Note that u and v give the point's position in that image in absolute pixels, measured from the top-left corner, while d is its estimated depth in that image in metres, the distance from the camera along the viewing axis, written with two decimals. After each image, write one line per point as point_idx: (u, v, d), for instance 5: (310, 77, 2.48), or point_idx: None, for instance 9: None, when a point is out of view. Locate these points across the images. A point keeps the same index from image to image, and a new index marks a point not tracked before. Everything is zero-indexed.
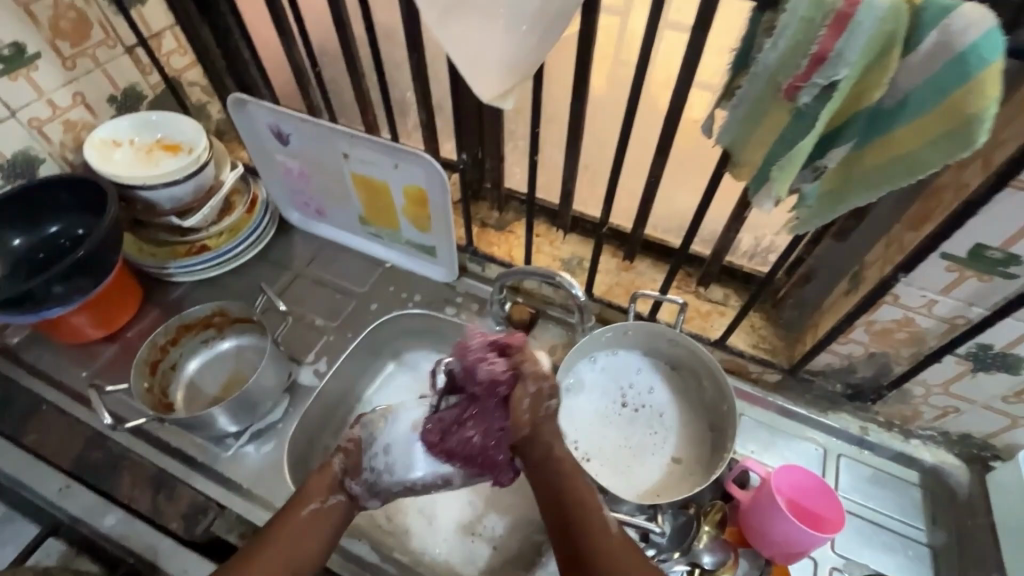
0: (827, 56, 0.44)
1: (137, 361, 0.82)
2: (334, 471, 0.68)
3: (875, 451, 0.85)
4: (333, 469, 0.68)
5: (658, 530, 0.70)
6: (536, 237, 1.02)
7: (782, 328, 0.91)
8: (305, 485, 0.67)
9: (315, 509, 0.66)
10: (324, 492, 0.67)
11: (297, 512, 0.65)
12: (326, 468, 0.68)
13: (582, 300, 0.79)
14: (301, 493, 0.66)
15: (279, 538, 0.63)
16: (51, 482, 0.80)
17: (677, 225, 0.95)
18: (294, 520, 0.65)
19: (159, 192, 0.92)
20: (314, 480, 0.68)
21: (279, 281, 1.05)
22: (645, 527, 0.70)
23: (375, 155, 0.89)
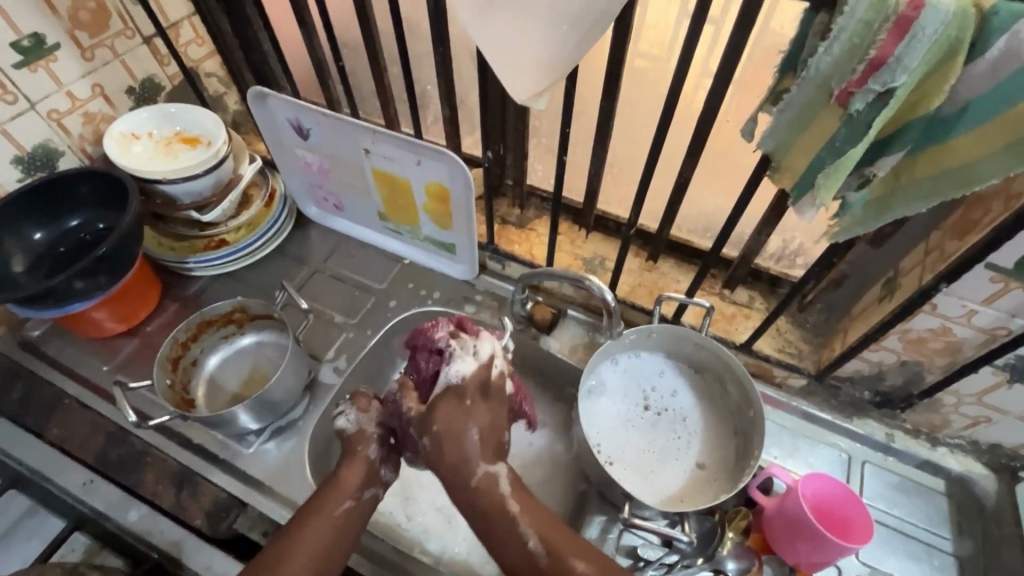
0: (885, 61, 0.42)
1: (159, 358, 0.82)
2: (368, 462, 0.70)
3: (901, 459, 0.83)
4: (367, 459, 0.70)
5: (683, 539, 0.70)
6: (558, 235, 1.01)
7: (809, 332, 0.89)
8: (338, 473, 0.70)
9: (349, 507, 0.68)
10: (355, 491, 0.69)
11: (332, 508, 0.68)
12: (359, 457, 0.70)
13: (612, 305, 0.77)
14: (334, 485, 0.69)
15: (316, 527, 0.66)
16: (76, 476, 0.80)
17: (703, 225, 0.93)
18: (328, 516, 0.67)
19: (178, 186, 0.91)
20: (344, 473, 0.69)
21: (297, 276, 1.04)
22: (668, 535, 0.69)
23: (397, 151, 0.87)
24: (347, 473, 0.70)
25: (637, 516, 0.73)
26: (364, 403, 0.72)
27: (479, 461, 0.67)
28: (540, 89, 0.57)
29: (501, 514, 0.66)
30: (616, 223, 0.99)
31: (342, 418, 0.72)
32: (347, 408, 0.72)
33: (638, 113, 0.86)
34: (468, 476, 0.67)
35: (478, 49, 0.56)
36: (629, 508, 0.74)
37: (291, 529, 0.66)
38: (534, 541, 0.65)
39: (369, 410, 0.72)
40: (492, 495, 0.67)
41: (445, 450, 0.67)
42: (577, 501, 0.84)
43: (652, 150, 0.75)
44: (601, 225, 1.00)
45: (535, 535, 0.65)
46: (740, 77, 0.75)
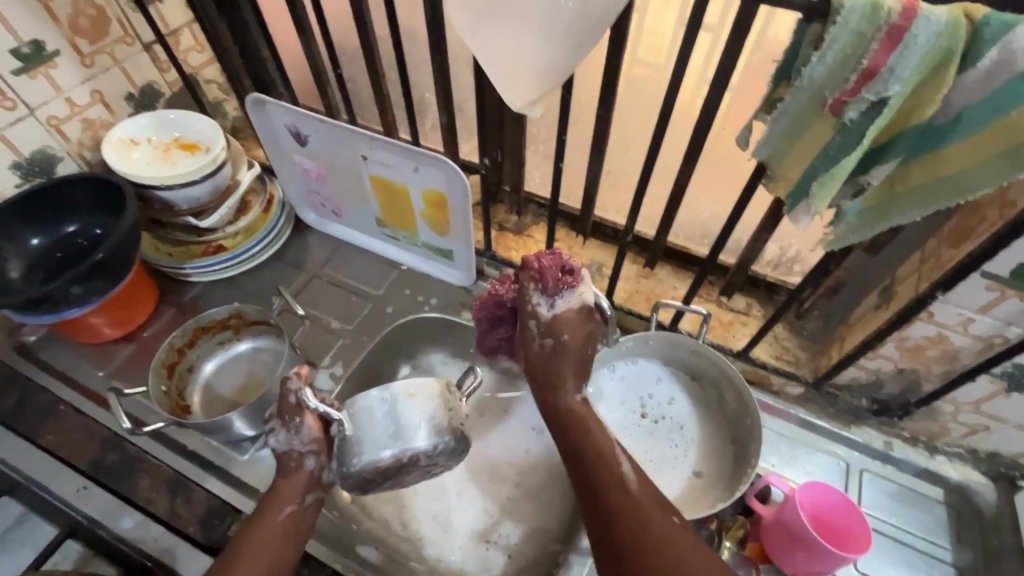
0: (878, 71, 0.43)
1: (154, 364, 0.82)
2: (308, 471, 0.66)
3: (899, 467, 0.83)
4: (306, 470, 0.66)
5: None
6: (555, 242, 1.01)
7: (806, 339, 0.89)
8: (279, 484, 0.66)
9: (293, 510, 0.66)
10: (298, 495, 0.66)
11: (275, 512, 0.65)
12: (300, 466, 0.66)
13: (608, 312, 0.72)
14: (277, 491, 0.65)
15: (259, 537, 0.64)
16: (70, 482, 0.80)
17: (700, 233, 0.94)
18: (272, 520, 0.65)
19: (176, 192, 0.91)
20: (283, 483, 0.66)
21: (295, 282, 1.04)
22: None
23: (394, 158, 0.87)
24: (285, 484, 0.66)
25: None
26: (289, 419, 0.65)
27: (571, 379, 0.70)
28: (536, 96, 0.57)
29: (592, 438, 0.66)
30: (613, 229, 0.99)
31: (271, 436, 0.66)
32: (274, 424, 0.66)
33: (635, 120, 0.86)
34: (560, 388, 0.70)
35: (474, 56, 0.56)
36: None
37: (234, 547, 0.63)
38: (627, 467, 0.64)
39: (297, 422, 0.65)
40: (588, 424, 0.68)
41: (556, 358, 0.70)
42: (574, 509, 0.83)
43: (649, 158, 0.75)
44: (598, 232, 1.00)
45: (630, 465, 0.64)
46: (736, 85, 0.75)
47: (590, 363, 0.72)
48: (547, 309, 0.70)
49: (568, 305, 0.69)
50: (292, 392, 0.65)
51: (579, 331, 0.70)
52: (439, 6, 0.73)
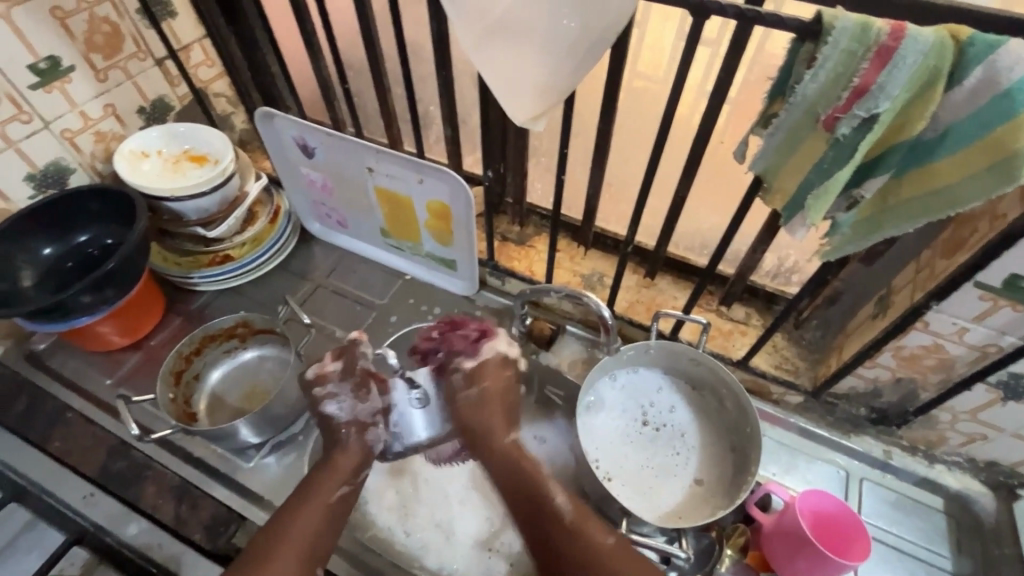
0: (868, 89, 0.45)
1: (162, 371, 0.83)
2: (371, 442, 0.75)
3: (899, 476, 0.84)
4: (369, 439, 0.74)
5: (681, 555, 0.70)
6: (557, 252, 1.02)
7: (805, 349, 0.90)
8: (336, 457, 0.73)
9: (344, 492, 0.71)
10: (349, 474, 0.72)
11: (326, 495, 0.70)
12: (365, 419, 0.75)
13: (609, 321, 0.77)
14: (333, 465, 0.72)
15: (308, 514, 0.68)
16: (77, 489, 0.81)
17: (699, 243, 0.95)
18: (323, 500, 0.69)
19: (185, 204, 0.92)
20: (338, 457, 0.73)
21: (300, 292, 1.06)
22: (666, 550, 0.69)
23: (399, 170, 0.89)
24: (341, 461, 0.72)
25: (635, 533, 0.74)
26: (359, 389, 0.73)
27: (502, 429, 0.74)
28: (538, 112, 0.59)
29: (528, 472, 0.71)
30: (613, 240, 1.00)
31: (336, 403, 0.73)
32: (339, 392, 0.73)
33: (635, 133, 0.88)
34: (492, 438, 0.73)
35: (479, 73, 0.58)
36: (627, 524, 0.74)
37: (282, 521, 0.67)
38: (561, 498, 0.69)
39: (367, 391, 0.74)
40: (517, 456, 0.72)
41: (481, 409, 0.74)
42: None
43: (648, 170, 0.77)
44: (599, 242, 1.02)
45: (563, 493, 0.69)
46: (733, 100, 0.77)
47: (516, 412, 0.76)
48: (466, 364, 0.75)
49: (483, 361, 0.75)
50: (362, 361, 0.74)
51: (497, 385, 0.75)
52: (444, 24, 0.75)
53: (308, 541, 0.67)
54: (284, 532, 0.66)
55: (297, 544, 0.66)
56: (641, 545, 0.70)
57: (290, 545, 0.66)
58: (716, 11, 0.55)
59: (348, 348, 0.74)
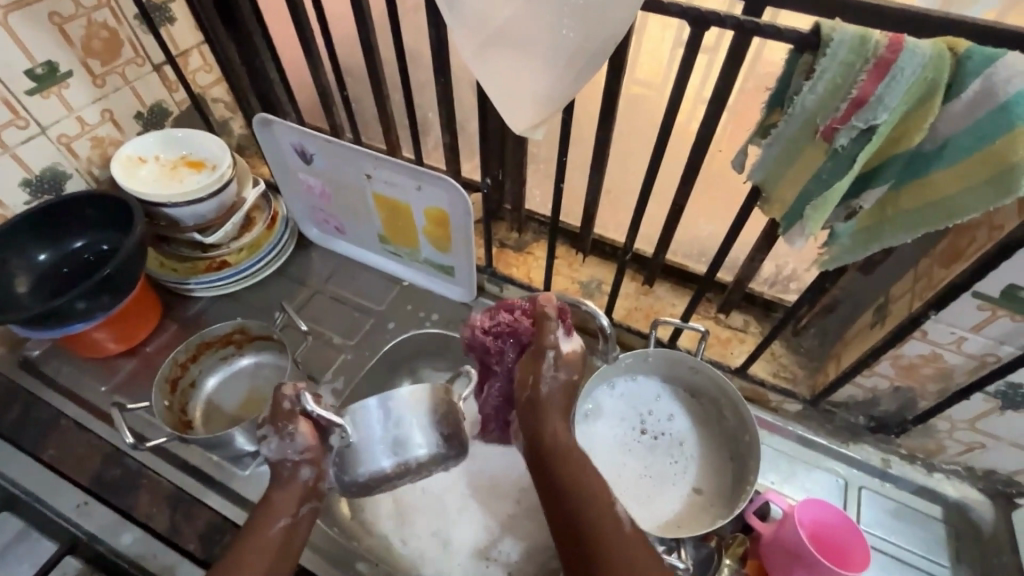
0: (866, 100, 0.45)
1: (158, 378, 0.82)
2: (303, 481, 0.68)
3: (897, 484, 0.84)
4: (301, 480, 0.68)
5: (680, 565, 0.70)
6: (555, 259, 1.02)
7: (803, 356, 0.90)
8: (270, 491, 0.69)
9: (287, 523, 0.67)
10: (289, 508, 0.68)
11: (267, 528, 0.66)
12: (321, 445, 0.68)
13: (606, 328, 0.74)
14: (268, 502, 0.67)
15: (252, 550, 0.65)
16: (70, 497, 0.80)
17: (698, 251, 0.95)
18: (264, 533, 0.66)
19: (182, 210, 0.92)
20: (276, 493, 0.68)
21: (298, 298, 1.05)
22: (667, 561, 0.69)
23: (397, 176, 0.89)
24: (280, 495, 0.68)
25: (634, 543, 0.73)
26: (282, 426, 0.66)
27: (563, 426, 0.66)
28: (537, 121, 0.59)
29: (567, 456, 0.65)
30: (612, 246, 1.00)
31: (264, 445, 0.68)
32: (268, 432, 0.68)
33: (634, 141, 0.88)
34: (546, 427, 0.65)
35: (478, 82, 0.58)
36: None
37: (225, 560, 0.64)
38: (620, 510, 0.64)
39: (291, 435, 0.66)
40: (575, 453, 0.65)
41: (536, 412, 0.66)
42: None
43: (647, 179, 0.77)
44: (597, 249, 1.01)
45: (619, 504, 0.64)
46: (731, 109, 0.77)
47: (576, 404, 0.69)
48: (567, 345, 0.66)
49: (575, 347, 0.66)
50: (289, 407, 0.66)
51: (578, 374, 0.67)
52: (444, 32, 0.75)
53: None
54: (229, 573, 0.63)
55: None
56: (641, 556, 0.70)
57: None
58: (715, 21, 0.55)
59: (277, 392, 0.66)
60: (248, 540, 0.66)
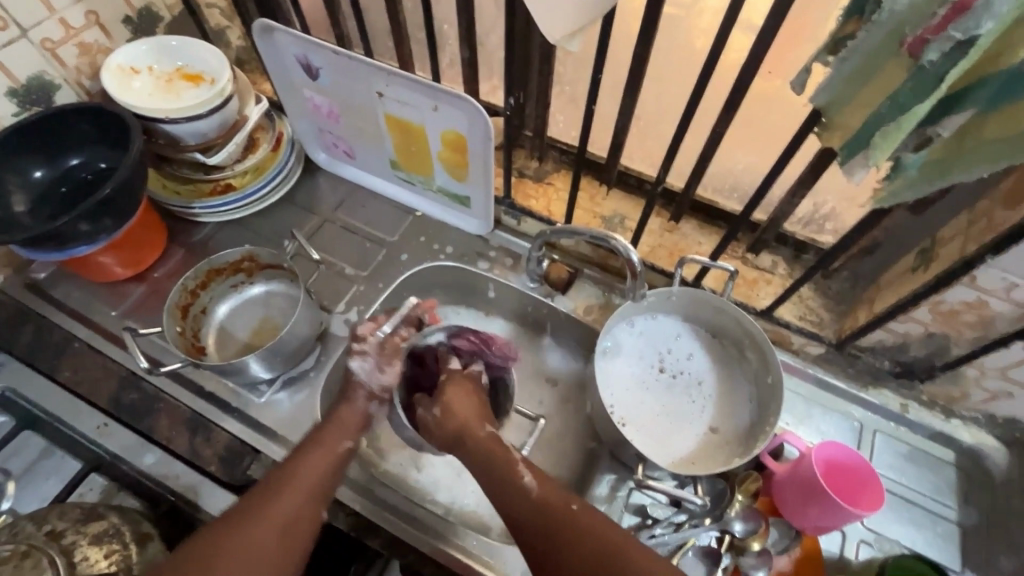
0: (970, 5, 0.38)
1: (168, 305, 0.80)
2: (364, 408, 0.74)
3: (912, 428, 0.83)
4: (367, 407, 0.74)
5: (691, 498, 0.70)
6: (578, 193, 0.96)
7: (832, 300, 0.87)
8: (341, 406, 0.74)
9: (347, 446, 0.71)
10: (355, 430, 0.72)
11: (335, 444, 0.70)
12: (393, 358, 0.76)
13: (637, 266, 0.72)
14: (341, 419, 0.72)
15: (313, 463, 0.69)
16: (90, 418, 0.80)
17: (730, 186, 0.89)
18: (330, 451, 0.70)
19: (182, 127, 0.87)
20: (344, 410, 0.73)
21: (307, 227, 1.01)
22: (677, 495, 0.70)
23: (411, 95, 0.82)
24: (347, 414, 0.73)
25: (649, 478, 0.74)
26: (387, 358, 0.75)
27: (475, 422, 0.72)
28: (576, 29, 0.52)
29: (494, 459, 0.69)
30: (637, 179, 0.93)
31: (358, 360, 0.75)
32: (369, 350, 0.75)
33: None
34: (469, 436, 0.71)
35: None
36: (643, 470, 0.74)
37: (290, 462, 0.68)
38: (529, 478, 0.67)
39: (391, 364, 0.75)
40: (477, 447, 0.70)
41: (452, 415, 0.73)
42: (586, 458, 0.89)
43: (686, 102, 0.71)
44: (622, 181, 0.94)
45: (531, 472, 0.68)
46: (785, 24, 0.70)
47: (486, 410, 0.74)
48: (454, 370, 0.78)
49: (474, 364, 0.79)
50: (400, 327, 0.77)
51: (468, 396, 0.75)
52: None
53: (306, 492, 0.67)
54: (290, 479, 0.67)
55: (301, 491, 0.66)
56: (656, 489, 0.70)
57: (294, 491, 0.66)
58: None
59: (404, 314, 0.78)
60: (315, 449, 0.70)
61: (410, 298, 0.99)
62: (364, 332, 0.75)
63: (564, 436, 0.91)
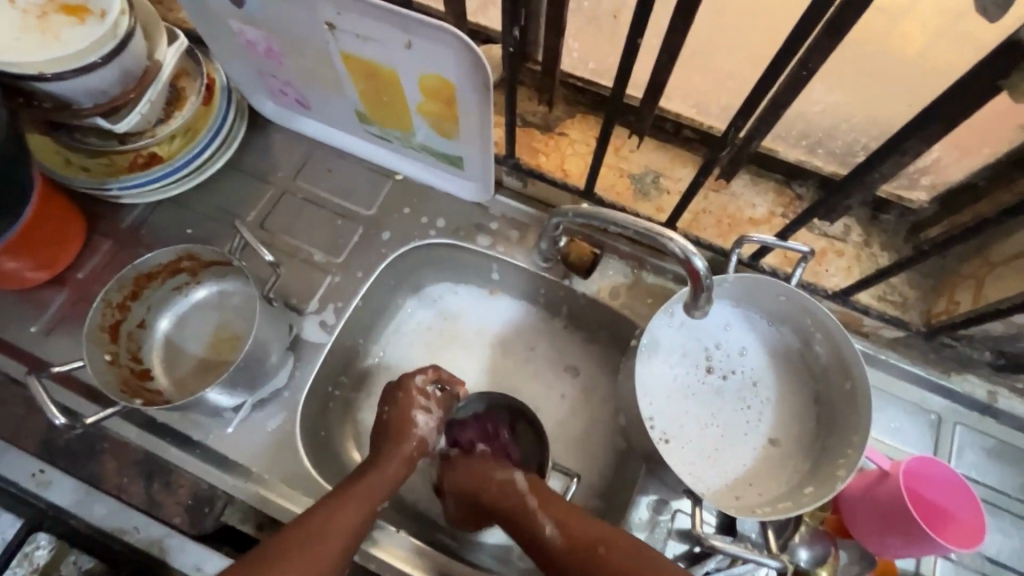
0: None
1: (88, 329, 0.63)
2: (407, 452, 0.66)
3: (1002, 420, 0.71)
4: (413, 442, 0.66)
5: (768, 562, 0.56)
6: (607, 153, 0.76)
7: (916, 273, 0.71)
8: (389, 449, 0.65)
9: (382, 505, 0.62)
10: (391, 489, 0.64)
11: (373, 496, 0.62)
12: (407, 434, 0.66)
13: (703, 270, 0.55)
14: (384, 464, 0.64)
15: (350, 516, 0.59)
16: (22, 466, 0.66)
17: (798, 131, 0.69)
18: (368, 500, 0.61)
19: (68, 84, 0.64)
20: (393, 449, 0.65)
21: (261, 203, 0.81)
22: (745, 556, 0.56)
23: (374, 26, 0.59)
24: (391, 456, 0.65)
25: (708, 535, 0.59)
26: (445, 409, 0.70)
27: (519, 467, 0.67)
28: None
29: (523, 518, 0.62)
30: (675, 124, 0.74)
31: (420, 417, 0.67)
32: (430, 407, 0.68)
33: None
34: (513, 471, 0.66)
35: None
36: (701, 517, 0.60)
37: (321, 510, 0.59)
38: (550, 530, 0.60)
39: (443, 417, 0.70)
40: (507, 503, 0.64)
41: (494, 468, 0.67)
42: (616, 464, 0.77)
43: None
44: (655, 128, 0.75)
45: (552, 521, 0.61)
46: None
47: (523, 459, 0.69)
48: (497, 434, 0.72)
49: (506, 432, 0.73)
50: (417, 403, 0.67)
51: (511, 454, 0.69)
52: None
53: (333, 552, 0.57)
54: (314, 536, 0.57)
55: (333, 545, 0.57)
56: (721, 548, 0.57)
57: (326, 555, 0.57)
58: None
59: (406, 378, 0.68)
60: (354, 501, 0.60)
61: (398, 282, 0.82)
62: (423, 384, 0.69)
63: (590, 439, 0.78)
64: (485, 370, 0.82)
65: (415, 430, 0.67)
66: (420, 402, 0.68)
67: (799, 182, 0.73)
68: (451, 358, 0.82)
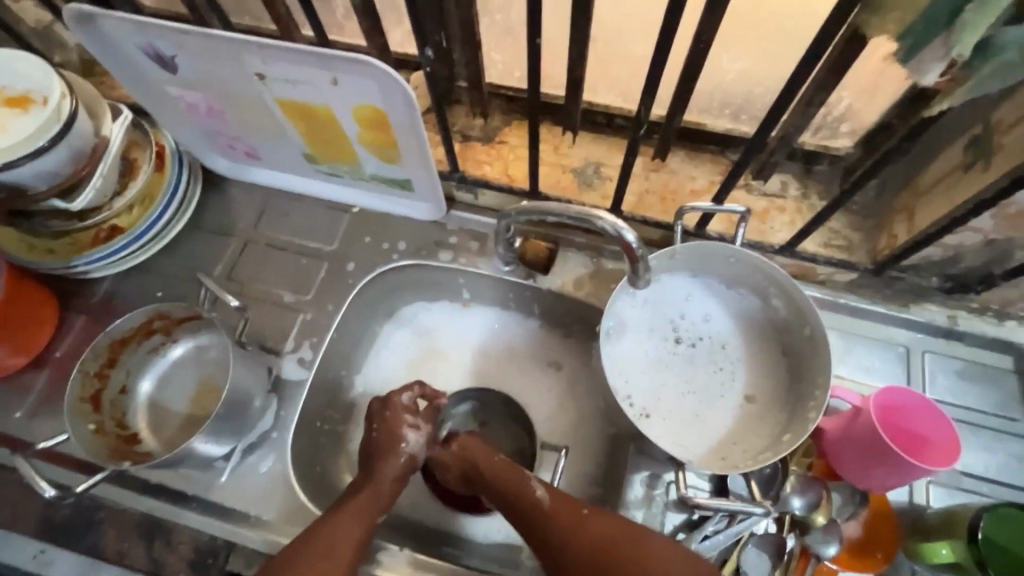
0: None
1: (68, 401, 0.65)
2: (400, 462, 0.66)
3: (966, 341, 0.72)
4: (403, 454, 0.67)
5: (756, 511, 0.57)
6: (546, 152, 0.79)
7: (856, 215, 0.75)
8: (376, 468, 0.66)
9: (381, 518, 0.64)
10: (386, 503, 0.65)
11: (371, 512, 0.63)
12: (396, 450, 0.67)
13: (635, 244, 0.59)
14: (375, 484, 0.65)
15: (349, 526, 0.61)
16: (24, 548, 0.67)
17: (719, 101, 0.73)
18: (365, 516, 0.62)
19: (19, 172, 0.67)
20: (381, 463, 0.66)
21: (226, 256, 0.83)
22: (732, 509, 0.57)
23: (300, 70, 0.63)
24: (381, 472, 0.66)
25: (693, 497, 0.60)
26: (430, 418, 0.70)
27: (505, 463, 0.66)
28: None
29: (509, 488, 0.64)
30: (607, 115, 0.77)
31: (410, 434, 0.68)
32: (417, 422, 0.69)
33: None
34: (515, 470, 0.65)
35: None
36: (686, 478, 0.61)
37: (325, 526, 0.60)
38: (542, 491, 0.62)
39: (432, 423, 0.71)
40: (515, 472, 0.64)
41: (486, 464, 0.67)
42: (608, 451, 0.77)
43: None
44: (588, 121, 0.79)
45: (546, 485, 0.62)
46: None
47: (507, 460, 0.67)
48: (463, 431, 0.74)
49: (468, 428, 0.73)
50: (403, 420, 0.68)
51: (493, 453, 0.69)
52: None
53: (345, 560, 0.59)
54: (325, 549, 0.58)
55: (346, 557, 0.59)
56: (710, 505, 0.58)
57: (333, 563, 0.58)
58: None
59: (391, 396, 0.69)
60: (355, 517, 0.62)
61: (372, 309, 0.84)
62: (408, 400, 0.70)
63: (578, 430, 0.80)
64: (469, 381, 0.84)
65: (405, 447, 0.67)
66: (407, 420, 0.68)
67: (731, 149, 0.76)
68: (437, 371, 0.84)
